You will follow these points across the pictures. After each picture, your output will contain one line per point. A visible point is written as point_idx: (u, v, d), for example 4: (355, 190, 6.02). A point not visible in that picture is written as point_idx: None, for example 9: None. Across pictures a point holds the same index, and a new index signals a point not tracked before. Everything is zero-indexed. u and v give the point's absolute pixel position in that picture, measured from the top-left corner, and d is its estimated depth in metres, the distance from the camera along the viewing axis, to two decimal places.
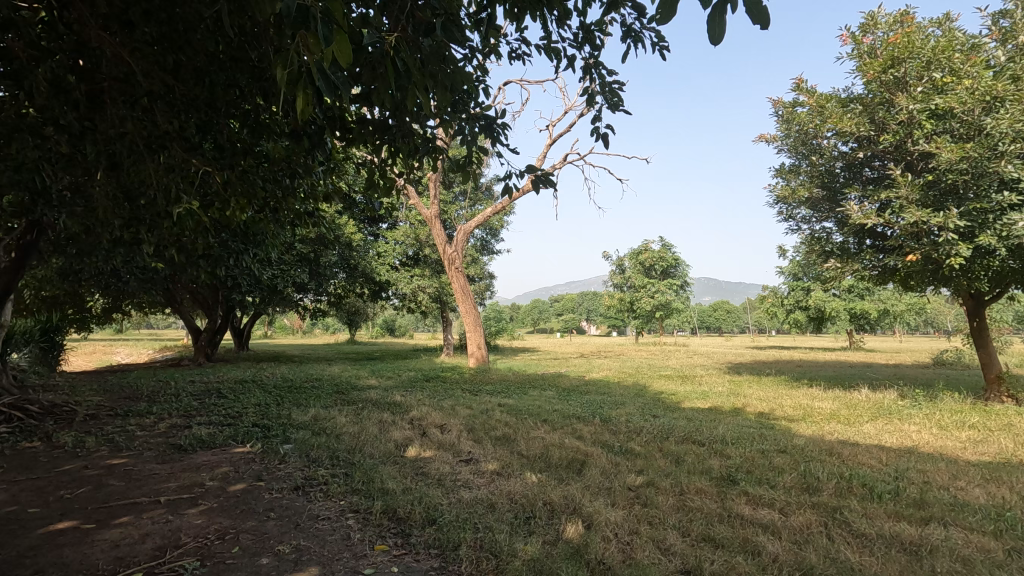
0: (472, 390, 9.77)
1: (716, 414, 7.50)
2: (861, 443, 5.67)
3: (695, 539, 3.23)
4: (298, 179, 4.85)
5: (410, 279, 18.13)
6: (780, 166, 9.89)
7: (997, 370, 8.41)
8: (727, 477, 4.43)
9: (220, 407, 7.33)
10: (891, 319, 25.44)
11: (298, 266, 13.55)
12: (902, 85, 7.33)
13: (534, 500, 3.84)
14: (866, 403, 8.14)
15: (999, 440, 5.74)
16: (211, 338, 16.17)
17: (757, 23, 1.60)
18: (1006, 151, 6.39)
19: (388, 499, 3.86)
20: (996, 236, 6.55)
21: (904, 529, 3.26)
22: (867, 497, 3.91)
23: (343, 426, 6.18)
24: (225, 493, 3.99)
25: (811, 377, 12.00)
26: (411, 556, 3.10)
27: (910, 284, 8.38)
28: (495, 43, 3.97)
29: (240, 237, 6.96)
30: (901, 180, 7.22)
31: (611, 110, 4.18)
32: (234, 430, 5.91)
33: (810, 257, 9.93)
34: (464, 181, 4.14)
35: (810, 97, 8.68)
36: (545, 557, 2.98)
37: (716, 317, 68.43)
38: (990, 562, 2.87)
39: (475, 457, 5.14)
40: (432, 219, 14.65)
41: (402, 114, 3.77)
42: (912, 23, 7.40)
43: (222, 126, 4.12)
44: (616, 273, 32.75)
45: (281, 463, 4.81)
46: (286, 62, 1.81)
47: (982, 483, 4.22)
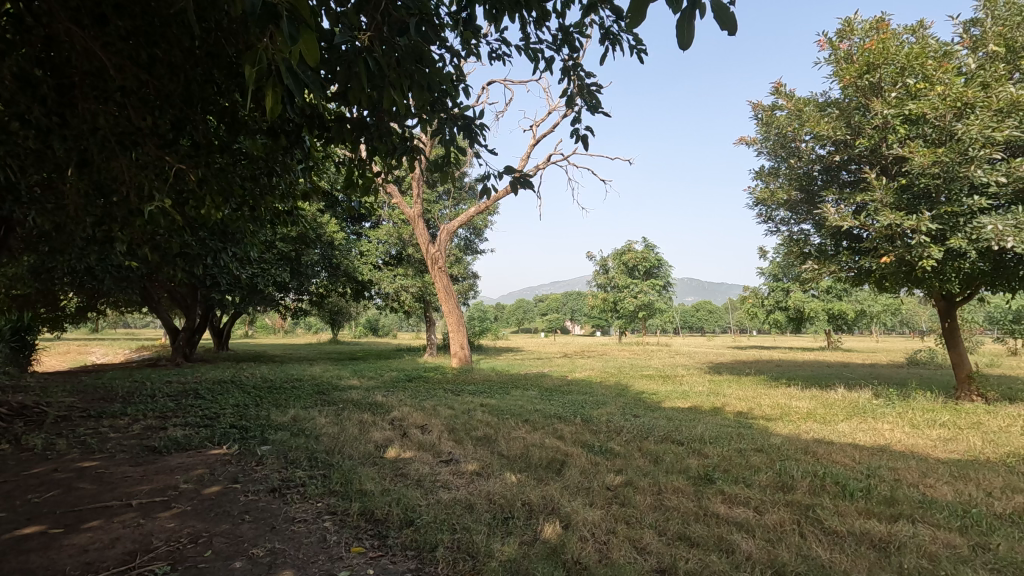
0: (454, 390, 9.74)
1: (695, 413, 7.58)
2: (835, 441, 5.78)
3: (670, 539, 3.25)
4: (276, 177, 4.80)
5: (393, 278, 18.01)
6: (758, 169, 9.97)
7: (967, 369, 8.62)
8: (704, 476, 4.48)
9: (197, 407, 7.22)
10: (868, 319, 25.95)
11: (280, 265, 13.42)
12: (877, 90, 7.50)
13: (512, 500, 3.85)
14: (841, 403, 8.29)
15: (968, 438, 5.90)
16: (189, 338, 15.89)
17: (725, 28, 1.61)
18: (977, 156, 6.53)
19: (366, 501, 3.84)
20: (966, 239, 6.72)
21: (874, 526, 3.33)
22: (840, 494, 3.98)
23: (323, 427, 6.13)
24: (199, 496, 3.92)
25: (789, 377, 12.18)
26: (387, 559, 3.08)
27: (884, 285, 8.55)
28: (475, 44, 3.95)
29: (218, 235, 6.85)
30: (876, 183, 7.39)
31: (591, 112, 4.18)
32: (211, 431, 5.82)
33: (789, 258, 10.09)
34: (443, 182, 4.10)
35: (788, 101, 8.82)
36: (522, 557, 2.99)
37: (698, 317, 69.24)
38: (955, 558, 2.94)
39: (455, 457, 5.14)
40: (416, 219, 14.57)
41: (380, 114, 3.73)
42: (887, 29, 7.56)
43: (197, 123, 4.06)
44: (600, 273, 32.94)
45: (258, 465, 4.74)
46: (255, 61, 1.79)
47: (951, 480, 4.31)
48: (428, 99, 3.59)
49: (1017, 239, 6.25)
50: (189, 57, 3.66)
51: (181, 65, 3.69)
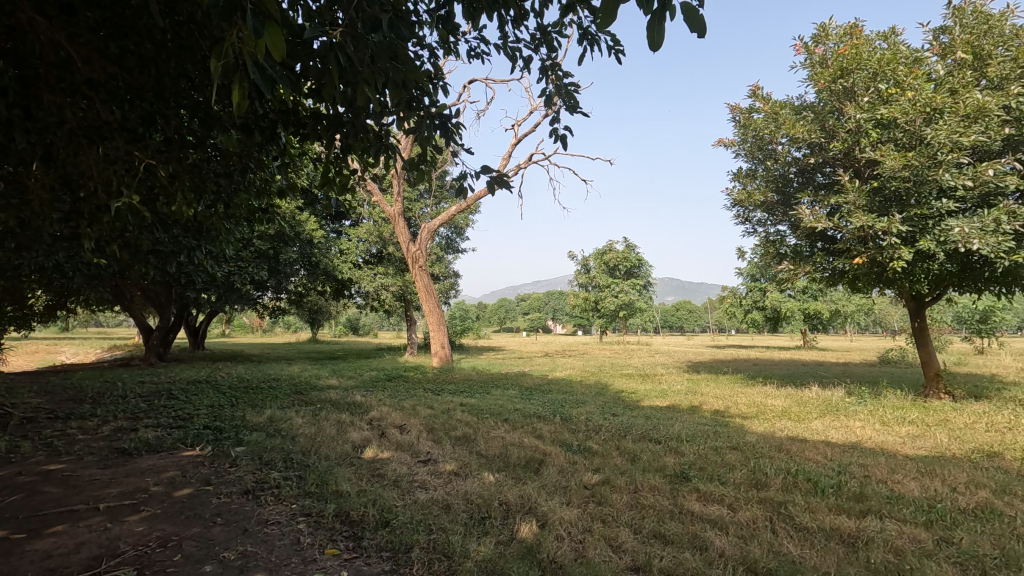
0: (434, 390, 9.66)
1: (673, 411, 7.65)
2: (808, 439, 5.87)
3: (646, 537, 3.28)
4: (251, 174, 4.72)
5: (373, 277, 17.85)
6: (736, 171, 10.07)
7: (935, 368, 8.84)
8: (680, 474, 4.54)
9: (169, 408, 7.07)
10: (842, 319, 26.55)
11: (258, 263, 13.23)
12: (851, 95, 7.68)
13: (489, 500, 3.84)
14: (815, 401, 8.45)
15: (935, 435, 6.05)
16: (164, 337, 15.52)
17: (694, 32, 1.64)
18: (945, 160, 6.68)
19: (341, 502, 3.79)
20: (934, 241, 6.90)
21: (843, 522, 3.39)
22: (811, 491, 4.06)
23: (300, 428, 6.04)
24: (170, 499, 3.84)
25: (766, 376, 12.33)
26: (362, 560, 3.05)
27: (857, 286, 8.73)
28: (452, 42, 3.93)
29: (192, 233, 6.72)
30: (849, 186, 7.54)
31: (569, 112, 4.18)
32: (183, 432, 5.70)
33: (766, 258, 10.23)
34: (419, 180, 4.05)
35: (765, 104, 8.95)
36: (498, 557, 2.97)
37: (678, 317, 70.13)
38: (920, 552, 3.01)
39: (433, 457, 5.11)
40: (397, 217, 14.47)
41: (356, 111, 3.69)
42: (860, 36, 7.72)
43: (169, 118, 3.98)
44: (581, 273, 33.08)
45: (232, 467, 4.66)
46: (221, 55, 1.76)
47: (917, 476, 4.43)
48: (405, 97, 3.55)
49: (983, 242, 6.43)
50: (161, 50, 3.56)
51: (153, 58, 3.59)
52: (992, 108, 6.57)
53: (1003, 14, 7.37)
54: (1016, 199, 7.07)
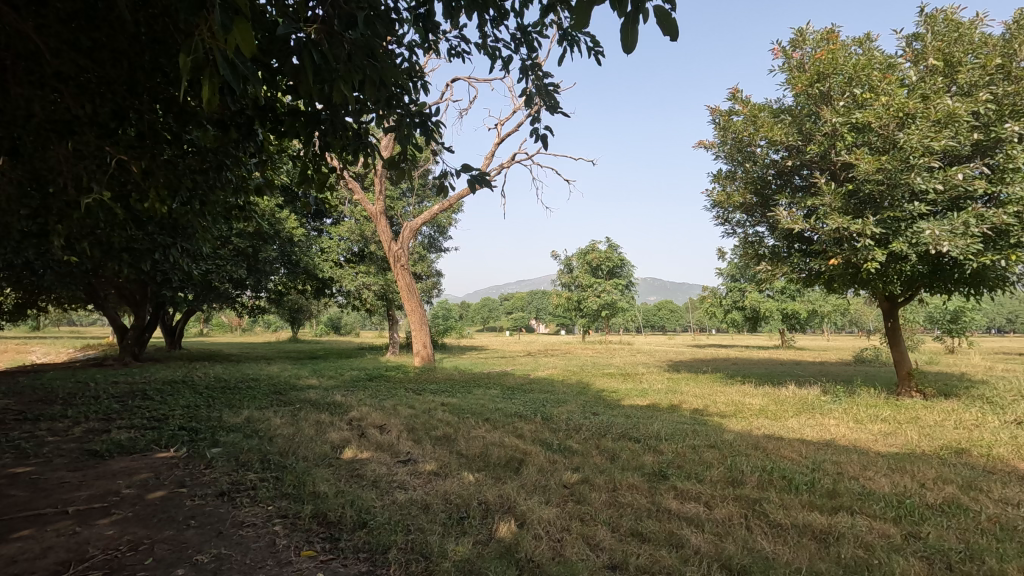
0: (416, 390, 9.60)
1: (653, 410, 7.71)
2: (784, 437, 5.98)
3: (623, 535, 3.30)
4: (227, 171, 4.63)
5: (355, 276, 17.71)
6: (716, 173, 10.18)
7: (908, 367, 9.05)
8: (658, 472, 4.58)
9: (143, 409, 6.92)
10: (819, 319, 27.09)
11: (237, 261, 13.03)
12: (827, 99, 7.82)
13: (468, 500, 3.83)
14: (792, 399, 8.59)
15: (906, 432, 6.19)
16: (139, 337, 15.19)
17: (668, 35, 1.78)
18: (917, 164, 6.84)
19: (318, 503, 3.76)
20: (907, 243, 7.05)
21: (816, 518, 3.46)
22: (786, 488, 4.13)
23: (278, 429, 5.96)
24: (143, 502, 3.77)
25: (744, 375, 12.48)
26: (338, 561, 3.02)
27: (833, 287, 8.89)
28: (432, 40, 3.92)
29: (168, 230, 6.59)
30: (826, 189, 7.69)
31: (549, 112, 4.18)
32: (158, 433, 5.59)
33: (745, 259, 10.37)
34: (400, 179, 4.00)
35: (744, 107, 9.07)
36: (475, 557, 2.97)
37: (660, 317, 70.93)
38: (889, 547, 3.08)
39: (413, 457, 5.09)
40: (378, 216, 14.35)
41: (335, 107, 3.66)
42: (837, 41, 7.87)
43: (141, 112, 3.87)
44: (564, 273, 33.19)
45: (207, 468, 4.58)
46: (190, 50, 1.74)
47: (888, 473, 4.53)
48: (385, 95, 3.52)
49: (953, 244, 6.59)
50: (135, 43, 3.49)
51: (126, 51, 3.52)
52: (962, 113, 6.71)
53: (972, 23, 7.57)
54: (984, 203, 7.27)
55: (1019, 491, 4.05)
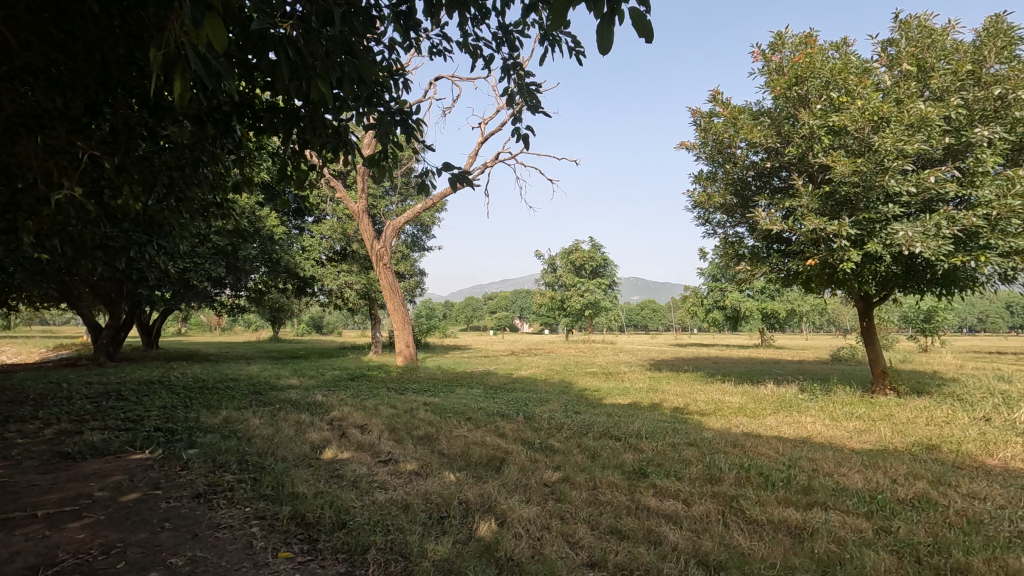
0: (397, 389, 9.55)
1: (634, 409, 7.77)
2: (762, 435, 6.07)
3: (602, 532, 3.33)
4: (204, 168, 4.54)
5: (337, 275, 17.54)
6: (697, 174, 10.28)
7: (882, 365, 9.25)
8: (638, 470, 4.62)
9: (118, 410, 6.78)
10: (798, 318, 27.56)
11: (216, 259, 12.82)
12: (805, 101, 7.96)
13: (449, 500, 3.82)
14: (770, 397, 8.73)
15: (879, 429, 6.35)
16: (114, 336, 14.88)
17: (642, 36, 1.83)
18: (891, 166, 7.00)
19: (296, 504, 3.72)
20: (881, 244, 7.20)
21: (791, 514, 3.52)
22: (763, 484, 4.19)
23: (257, 429, 5.89)
24: (116, 504, 3.69)
25: (725, 373, 12.63)
26: (316, 563, 3.00)
27: (811, 287, 9.05)
28: (413, 39, 3.91)
29: (143, 227, 6.46)
30: (803, 190, 7.82)
31: (531, 111, 4.19)
32: (132, 435, 5.48)
33: (725, 259, 10.49)
34: (381, 177, 3.95)
35: (724, 109, 9.17)
36: (455, 557, 2.96)
37: (643, 317, 71.54)
38: (861, 541, 3.15)
39: (394, 457, 5.06)
40: (361, 214, 14.24)
41: (314, 104, 3.63)
42: (814, 45, 8.02)
43: (116, 107, 3.79)
44: (548, 272, 33.22)
45: (183, 470, 4.51)
46: (161, 45, 1.73)
47: (861, 469, 4.63)
48: (365, 92, 3.51)
49: (925, 245, 6.75)
50: (109, 36, 3.42)
51: (99, 44, 3.43)
52: (934, 118, 6.87)
53: (945, 30, 7.76)
54: (955, 205, 7.45)
55: (985, 485, 4.17)
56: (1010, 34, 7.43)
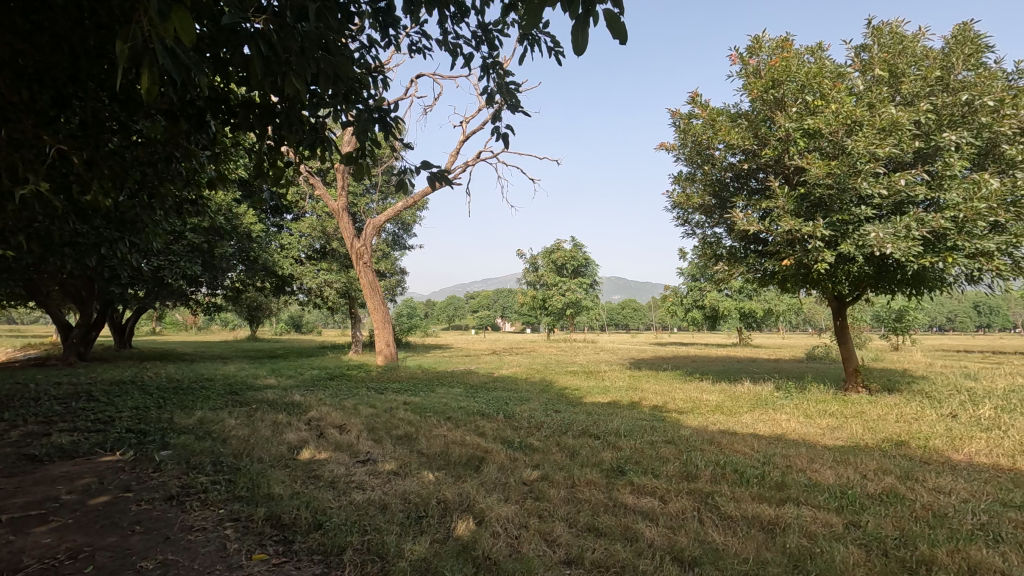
0: (377, 389, 9.47)
1: (614, 407, 7.84)
2: (738, 432, 6.16)
3: (580, 530, 3.35)
4: (178, 164, 4.44)
5: (316, 273, 17.35)
6: (676, 174, 10.39)
7: (855, 364, 9.45)
8: (616, 468, 4.66)
9: (87, 411, 6.62)
10: (774, 318, 28.04)
11: (191, 257, 12.57)
12: (781, 104, 8.09)
13: (427, 499, 3.81)
14: (747, 395, 8.86)
15: (851, 426, 6.50)
16: (84, 335, 14.53)
17: (616, 37, 1.86)
18: (863, 169, 7.16)
19: (272, 505, 3.68)
20: (854, 245, 7.34)
21: (764, 510, 3.58)
22: (737, 481, 4.26)
23: (232, 430, 5.80)
24: (84, 507, 3.60)
25: (702, 372, 12.82)
26: (291, 564, 2.96)
27: (786, 287, 9.21)
28: (393, 36, 3.87)
29: (115, 224, 6.31)
30: (779, 192, 7.96)
31: (511, 111, 4.18)
32: (103, 436, 5.36)
33: (703, 259, 10.62)
34: (359, 175, 3.91)
35: (703, 110, 9.28)
36: (432, 557, 2.95)
37: (623, 316, 72.11)
38: (831, 535, 3.22)
39: (373, 457, 5.02)
40: (340, 212, 14.08)
41: (290, 101, 3.58)
42: (790, 49, 8.16)
43: (85, 101, 3.69)
44: (529, 271, 33.24)
45: (155, 472, 4.41)
46: (128, 38, 1.72)
47: (833, 465, 4.73)
48: (342, 89, 3.47)
49: (896, 246, 6.91)
50: (78, 27, 3.31)
51: (67, 36, 3.33)
52: (904, 122, 7.05)
53: (915, 36, 7.95)
54: (925, 208, 7.65)
55: (950, 480, 4.30)
56: (977, 42, 7.65)
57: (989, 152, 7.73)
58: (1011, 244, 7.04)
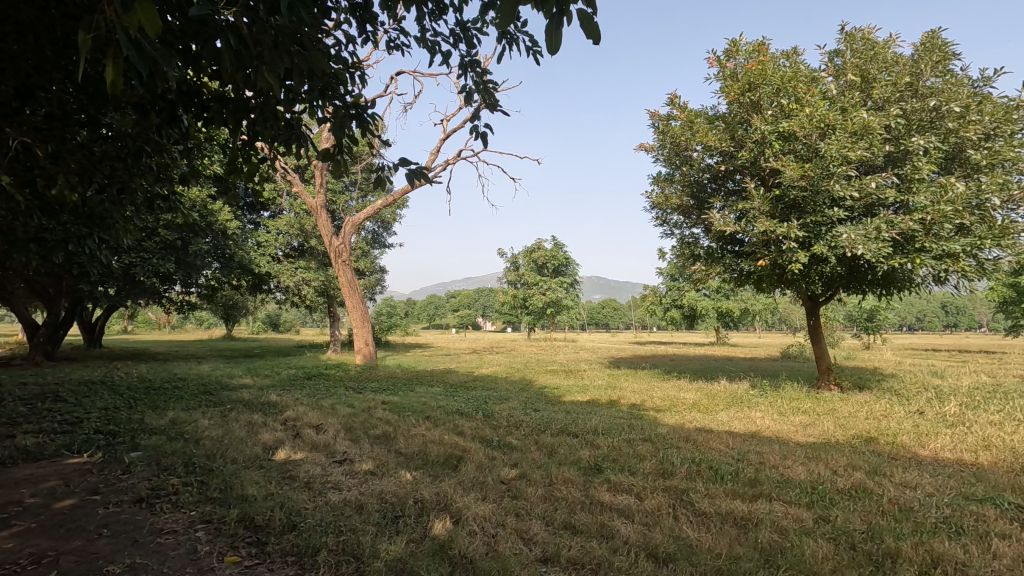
0: (356, 388, 9.37)
1: (593, 405, 7.89)
2: (714, 429, 6.25)
3: (556, 528, 3.37)
4: (150, 158, 4.32)
5: (293, 271, 17.13)
6: (655, 175, 10.48)
7: (827, 362, 9.65)
8: (594, 466, 4.70)
9: (54, 412, 6.43)
10: (751, 317, 28.50)
11: (164, 254, 12.28)
12: (757, 107, 8.22)
13: (404, 499, 3.79)
14: (723, 394, 8.99)
15: (823, 423, 6.63)
16: (52, 334, 14.12)
17: (590, 37, 1.87)
18: (836, 172, 7.31)
19: (245, 506, 3.62)
20: (827, 246, 7.50)
21: (737, 506, 3.64)
22: (712, 478, 4.33)
23: (205, 430, 5.69)
24: (48, 511, 3.50)
25: (680, 370, 12.96)
26: (264, 566, 2.92)
27: (762, 287, 9.38)
28: (370, 32, 3.83)
29: (83, 220, 6.12)
30: (755, 193, 8.09)
31: (489, 109, 4.17)
32: (69, 438, 5.21)
33: (682, 259, 10.74)
34: (337, 172, 3.84)
35: (681, 112, 9.38)
36: (408, 556, 2.93)
37: (603, 314, 72.58)
38: (801, 530, 3.29)
39: (350, 457, 4.98)
40: (318, 210, 13.89)
41: (264, 95, 3.51)
42: (766, 53, 8.30)
43: (51, 93, 3.57)
44: (510, 270, 33.21)
45: (123, 474, 4.30)
46: (91, 28, 1.69)
47: (805, 461, 4.84)
48: (318, 84, 3.43)
49: (866, 247, 7.08)
50: (44, 16, 3.19)
51: (32, 24, 3.21)
52: (875, 126, 7.22)
53: (886, 43, 8.15)
54: (895, 210, 7.84)
55: (916, 475, 4.42)
56: (944, 49, 7.86)
57: (955, 156, 7.95)
58: (976, 245, 7.27)
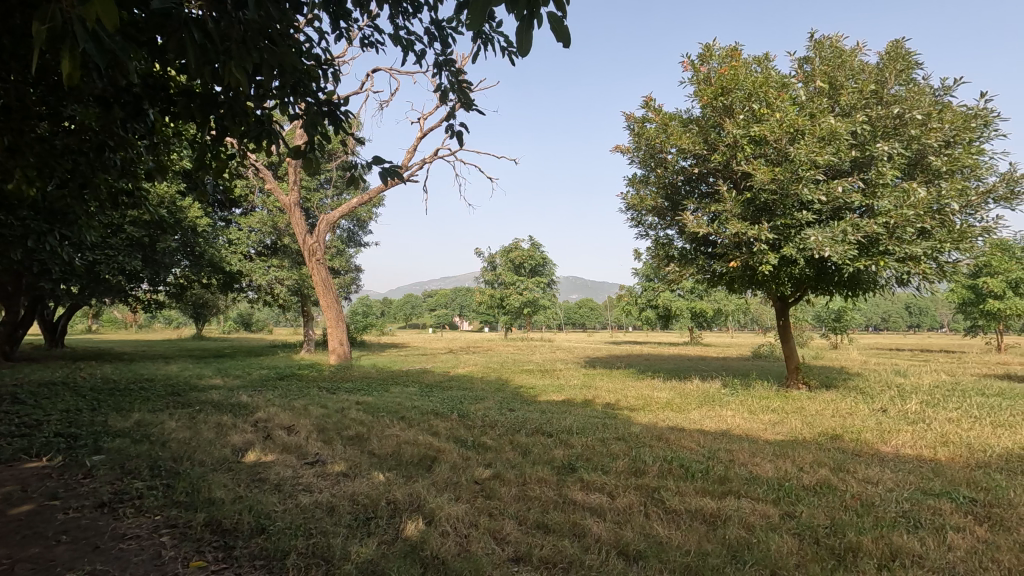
0: (329, 389, 9.25)
1: (568, 405, 7.93)
2: (686, 428, 6.34)
3: (529, 527, 3.38)
4: (114, 153, 4.19)
5: (266, 270, 16.82)
6: (630, 176, 10.58)
7: (796, 362, 9.87)
8: (567, 465, 4.73)
9: (11, 415, 6.19)
10: (723, 317, 29.01)
11: (131, 251, 11.93)
12: (730, 111, 8.37)
13: (376, 500, 3.76)
14: (696, 393, 9.13)
15: (790, 421, 6.80)
16: (10, 333, 13.59)
17: (560, 40, 1.89)
18: (804, 175, 7.50)
19: (212, 510, 3.54)
20: (795, 248, 7.69)
21: (706, 503, 3.70)
22: (682, 475, 4.40)
23: (172, 432, 5.55)
24: (4, 518, 3.37)
25: (654, 370, 13.11)
26: (231, 570, 2.86)
27: (734, 287, 9.56)
28: (343, 29, 3.78)
29: (43, 215, 5.90)
30: (728, 196, 8.24)
31: (464, 109, 4.15)
32: (27, 441, 5.02)
33: (656, 260, 10.88)
34: (310, 170, 3.77)
35: (656, 115, 9.48)
36: (379, 558, 2.92)
37: (580, 314, 72.98)
38: (767, 526, 3.36)
39: (322, 458, 4.92)
40: (292, 207, 13.65)
41: (232, 89, 3.42)
42: (738, 58, 8.45)
43: (8, 83, 3.43)
44: (487, 270, 33.15)
45: (85, 478, 4.16)
46: (47, 19, 1.64)
47: (773, 458, 4.95)
48: (289, 80, 3.36)
49: (833, 249, 7.28)
50: None
51: None
52: (841, 132, 7.42)
53: (853, 51, 8.40)
54: (860, 213, 8.06)
55: (878, 471, 4.56)
56: (907, 59, 8.14)
57: (917, 162, 8.22)
58: (936, 248, 7.52)
